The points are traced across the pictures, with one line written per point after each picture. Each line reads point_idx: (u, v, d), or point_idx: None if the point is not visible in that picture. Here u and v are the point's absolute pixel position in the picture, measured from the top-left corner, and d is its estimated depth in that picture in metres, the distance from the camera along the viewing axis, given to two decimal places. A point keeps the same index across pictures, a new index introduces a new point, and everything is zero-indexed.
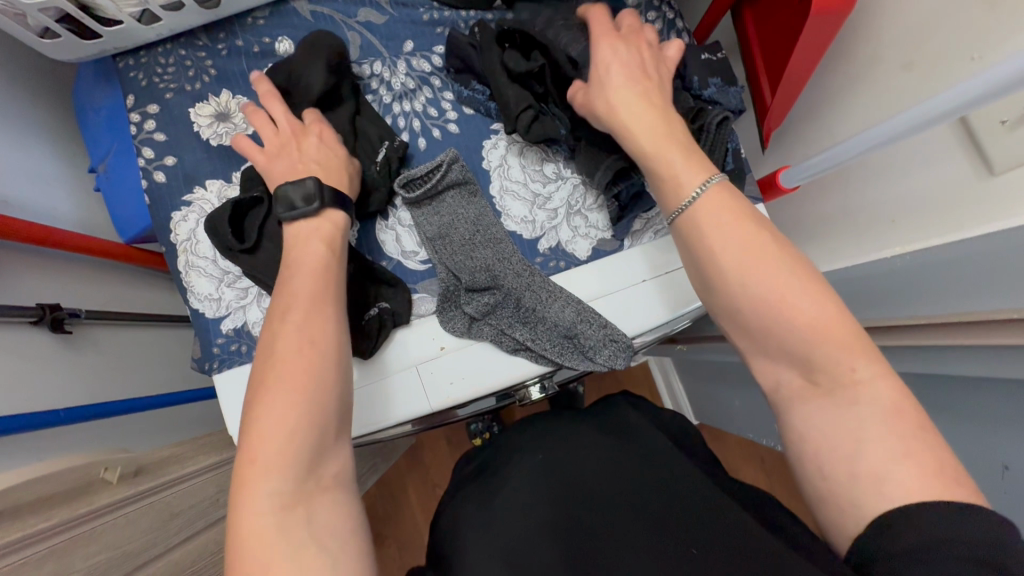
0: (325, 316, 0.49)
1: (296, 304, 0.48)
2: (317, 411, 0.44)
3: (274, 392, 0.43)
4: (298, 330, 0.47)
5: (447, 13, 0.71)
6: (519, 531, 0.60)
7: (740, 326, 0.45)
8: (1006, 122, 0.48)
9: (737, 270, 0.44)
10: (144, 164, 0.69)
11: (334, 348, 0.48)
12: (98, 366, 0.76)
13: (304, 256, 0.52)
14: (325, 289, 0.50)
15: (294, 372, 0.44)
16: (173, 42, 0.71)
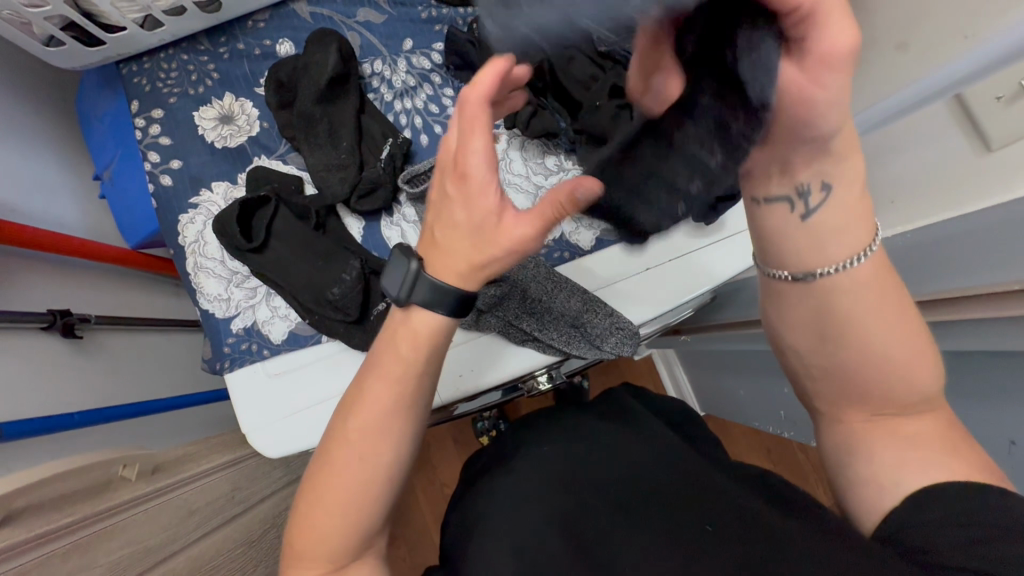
0: (398, 426, 0.40)
1: (370, 407, 0.40)
2: (364, 514, 0.39)
3: (328, 482, 0.39)
4: (365, 437, 0.39)
5: (445, 10, 0.72)
6: (530, 518, 0.60)
7: (823, 368, 0.40)
8: (1002, 98, 0.49)
9: (844, 322, 0.38)
10: (151, 168, 0.69)
11: (398, 460, 0.41)
12: (109, 371, 0.77)
13: (407, 339, 0.40)
14: (412, 392, 0.40)
15: (348, 484, 0.39)
16: (175, 47, 0.72)
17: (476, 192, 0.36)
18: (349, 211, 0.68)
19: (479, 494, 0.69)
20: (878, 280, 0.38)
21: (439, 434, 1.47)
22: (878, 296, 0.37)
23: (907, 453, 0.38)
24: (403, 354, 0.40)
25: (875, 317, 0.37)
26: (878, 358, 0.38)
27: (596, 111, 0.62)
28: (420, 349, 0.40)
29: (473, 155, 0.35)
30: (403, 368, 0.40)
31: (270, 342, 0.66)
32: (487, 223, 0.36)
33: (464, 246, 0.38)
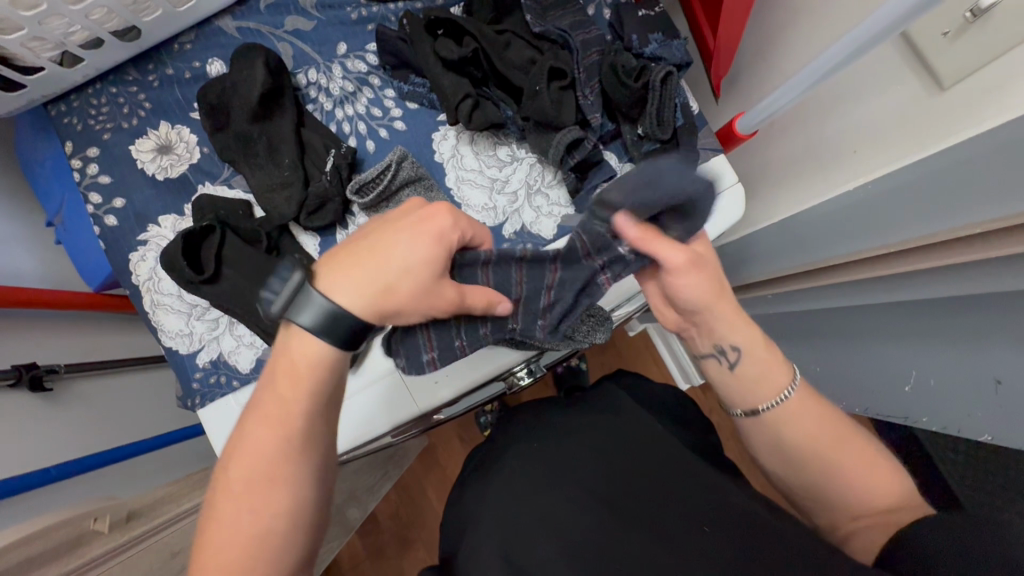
0: (287, 479, 0.40)
1: (251, 463, 0.40)
2: (275, 555, 0.40)
3: (224, 534, 0.39)
4: (253, 485, 0.40)
5: (375, 8, 0.70)
6: (518, 517, 0.60)
7: (794, 476, 0.51)
8: (949, 34, 0.48)
9: (801, 443, 0.49)
10: (93, 210, 0.67)
11: (298, 509, 0.41)
12: (87, 419, 0.76)
13: (292, 373, 0.41)
14: (299, 433, 0.41)
15: (231, 543, 0.39)
16: (102, 81, 0.70)
17: (419, 248, 0.40)
18: (302, 229, 0.66)
19: (472, 496, 0.69)
20: (808, 410, 0.50)
21: (442, 434, 1.47)
22: (799, 414, 0.50)
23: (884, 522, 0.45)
24: (284, 393, 0.41)
25: (802, 421, 0.50)
26: (818, 457, 0.49)
27: (539, 98, 0.60)
28: (303, 394, 0.41)
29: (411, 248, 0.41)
30: (287, 414, 0.40)
31: (238, 372, 0.65)
32: (421, 279, 0.41)
33: (389, 279, 0.40)
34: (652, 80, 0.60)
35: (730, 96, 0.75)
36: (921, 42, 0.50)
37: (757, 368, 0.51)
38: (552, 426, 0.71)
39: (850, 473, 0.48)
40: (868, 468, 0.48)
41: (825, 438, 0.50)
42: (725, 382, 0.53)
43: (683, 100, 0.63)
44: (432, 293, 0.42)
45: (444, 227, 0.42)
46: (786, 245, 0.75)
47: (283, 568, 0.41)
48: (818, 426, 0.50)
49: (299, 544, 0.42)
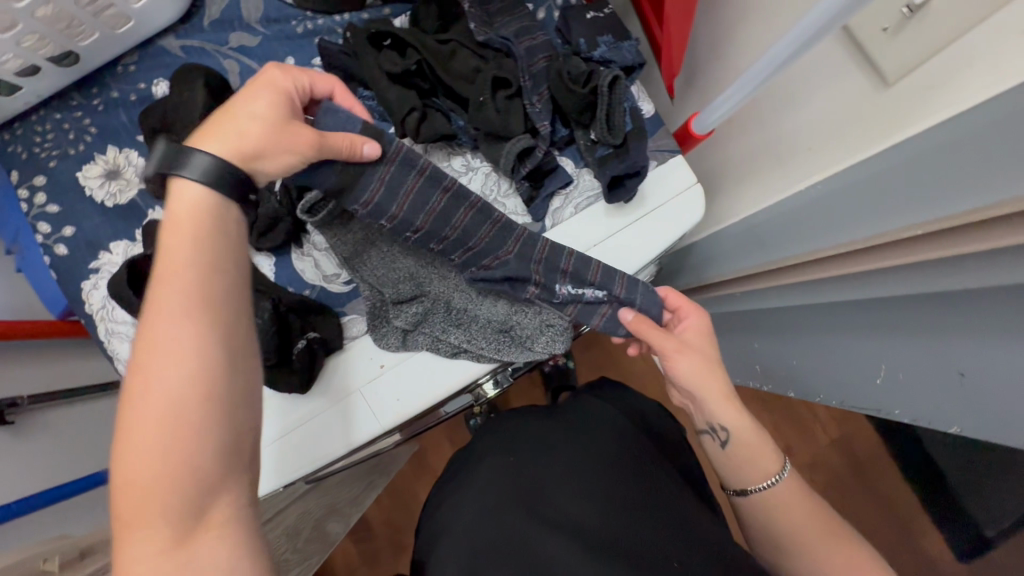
0: (197, 333, 0.38)
1: (152, 321, 0.38)
2: (196, 427, 0.37)
3: (136, 409, 0.36)
4: (163, 353, 0.37)
5: (320, 20, 0.68)
6: (494, 540, 0.59)
7: (779, 552, 0.56)
8: (888, 30, 0.46)
9: (789, 530, 0.54)
10: (43, 240, 0.66)
11: (212, 377, 0.38)
12: (53, 450, 0.75)
13: (175, 244, 0.40)
14: (203, 293, 0.40)
15: (144, 412, 0.36)
16: (46, 107, 0.68)
17: (257, 96, 0.44)
18: (256, 250, 0.66)
19: (443, 510, 0.68)
20: (798, 495, 0.56)
21: (431, 439, 1.47)
22: (800, 497, 0.55)
23: None
24: (177, 253, 0.40)
25: (788, 510, 0.55)
26: (807, 543, 0.53)
27: (485, 108, 0.60)
28: (196, 245, 0.41)
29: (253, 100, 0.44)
30: (183, 275, 0.39)
31: None
32: (273, 116, 0.44)
33: (243, 119, 0.43)
34: (601, 85, 0.59)
35: (687, 94, 0.74)
36: (862, 38, 0.49)
37: (754, 445, 0.57)
38: (527, 438, 0.70)
39: (844, 562, 0.51)
40: (848, 553, 0.52)
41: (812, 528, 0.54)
42: (720, 462, 0.59)
43: (633, 104, 0.63)
44: (286, 127, 0.45)
45: (288, 73, 0.48)
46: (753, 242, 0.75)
47: (204, 449, 0.37)
48: (816, 516, 0.55)
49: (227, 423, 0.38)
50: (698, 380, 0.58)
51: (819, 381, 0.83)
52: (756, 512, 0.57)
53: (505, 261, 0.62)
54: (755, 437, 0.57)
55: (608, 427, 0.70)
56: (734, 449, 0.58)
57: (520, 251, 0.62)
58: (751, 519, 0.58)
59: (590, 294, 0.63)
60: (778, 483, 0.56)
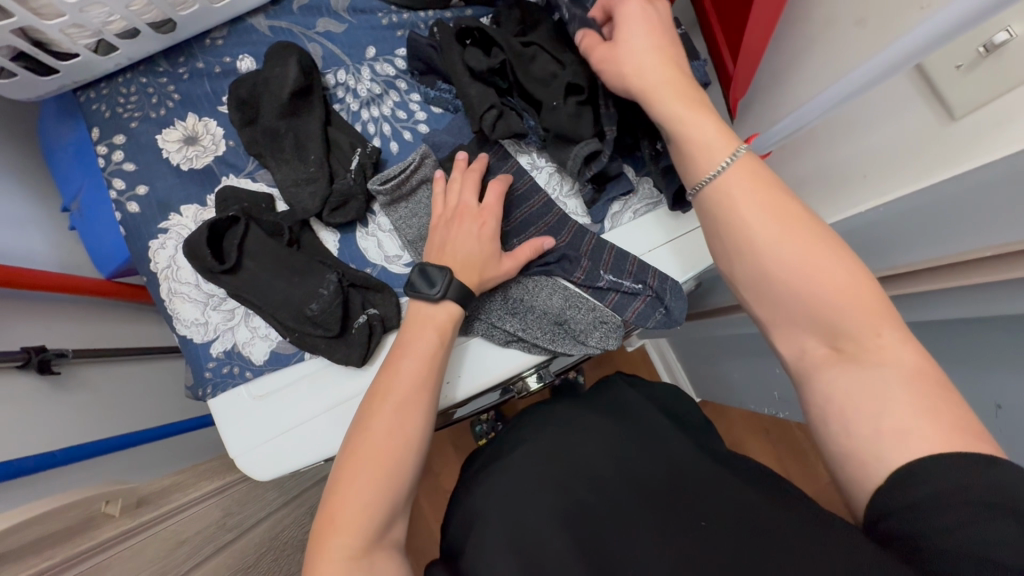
0: (421, 402, 0.53)
1: (399, 386, 0.53)
2: (399, 464, 0.50)
3: (373, 434, 0.50)
4: (399, 405, 0.52)
5: (406, 15, 0.72)
6: (530, 515, 0.59)
7: (758, 294, 0.47)
8: (962, 67, 0.49)
9: (761, 242, 0.46)
10: (116, 196, 0.68)
11: (421, 434, 0.52)
12: (92, 405, 0.75)
13: (418, 338, 0.56)
14: (430, 376, 0.55)
15: (390, 440, 0.50)
16: (133, 71, 0.71)
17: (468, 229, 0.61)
18: (322, 225, 0.67)
19: (476, 494, 0.67)
20: (753, 178, 0.48)
21: (438, 441, 1.47)
22: (789, 232, 0.45)
23: (876, 398, 0.41)
24: (421, 339, 0.56)
25: (761, 218, 0.46)
26: (800, 279, 0.44)
27: (563, 110, 0.62)
28: (437, 341, 0.56)
29: (466, 227, 0.61)
30: (423, 358, 0.55)
31: (251, 363, 0.65)
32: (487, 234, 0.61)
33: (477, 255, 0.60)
34: None
35: (746, 117, 0.78)
36: (935, 74, 0.52)
37: (696, 140, 0.51)
38: (558, 426, 0.71)
39: (836, 299, 0.43)
40: (840, 275, 0.44)
41: (805, 253, 0.45)
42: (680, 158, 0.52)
43: None
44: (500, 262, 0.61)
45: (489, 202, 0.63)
46: None
47: (398, 489, 0.50)
48: (790, 219, 0.46)
49: (414, 473, 0.51)
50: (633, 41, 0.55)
51: None
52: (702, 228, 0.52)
53: (560, 248, 0.67)
54: (713, 141, 0.50)
55: (638, 415, 0.72)
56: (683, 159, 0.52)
57: (572, 241, 0.67)
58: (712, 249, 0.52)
59: (628, 284, 0.67)
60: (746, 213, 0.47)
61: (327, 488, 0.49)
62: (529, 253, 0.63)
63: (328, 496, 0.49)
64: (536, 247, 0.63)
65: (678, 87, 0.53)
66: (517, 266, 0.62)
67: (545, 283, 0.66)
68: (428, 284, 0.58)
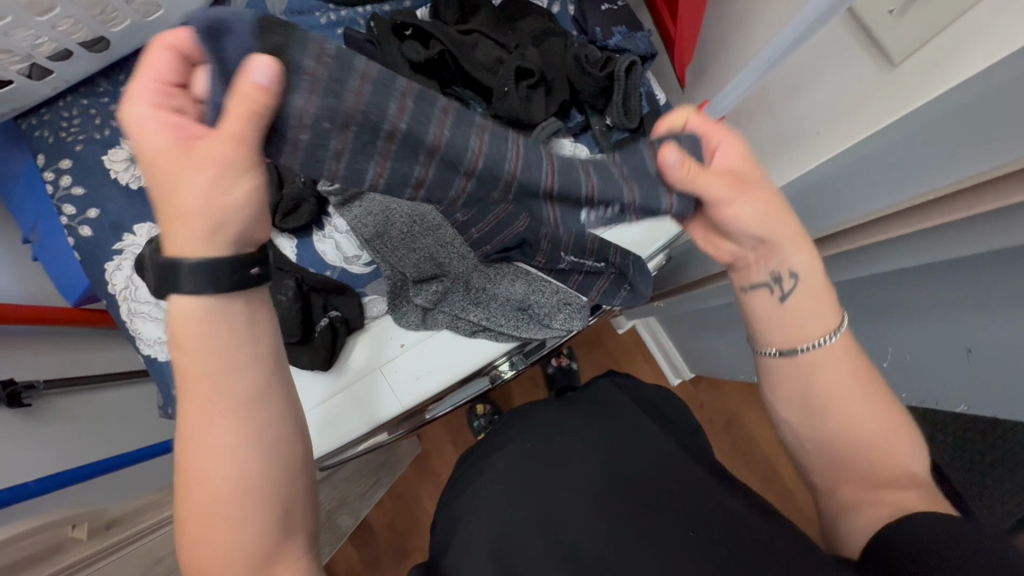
0: (231, 433, 0.34)
1: (185, 430, 0.34)
2: (237, 522, 0.34)
3: (188, 496, 0.34)
4: (199, 449, 0.34)
5: (344, 12, 0.70)
6: (510, 520, 0.58)
7: (817, 444, 0.45)
8: (894, 11, 0.48)
9: (830, 395, 0.43)
10: (67, 221, 0.67)
11: (248, 470, 0.34)
12: (70, 434, 0.75)
13: (177, 355, 0.34)
14: (219, 391, 0.34)
15: (206, 498, 0.34)
16: (73, 93, 0.70)
17: (145, 140, 0.31)
18: (278, 232, 0.67)
19: (463, 497, 0.67)
20: (850, 360, 0.43)
21: (436, 441, 1.46)
22: (853, 391, 0.43)
23: (891, 501, 0.41)
24: (178, 352, 0.34)
25: (849, 399, 0.43)
26: (860, 430, 0.43)
27: (507, 98, 0.61)
28: (197, 343, 0.33)
29: (150, 138, 0.31)
30: (191, 374, 0.34)
31: None
32: (169, 127, 0.32)
33: (214, 190, 0.31)
34: (618, 70, 0.62)
35: (698, 86, 0.77)
36: (868, 18, 0.51)
37: (809, 308, 0.43)
38: (545, 426, 0.70)
39: (887, 456, 0.42)
40: (888, 417, 0.43)
41: (863, 399, 0.43)
42: (757, 315, 0.45)
43: (649, 90, 0.66)
44: (221, 139, 0.32)
45: (140, 107, 0.32)
46: None
47: (251, 547, 0.35)
48: (868, 388, 0.43)
49: (266, 516, 0.35)
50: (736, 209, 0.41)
51: None
52: (768, 380, 0.46)
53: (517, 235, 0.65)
54: (825, 310, 0.43)
55: (620, 413, 0.71)
56: (766, 324, 0.45)
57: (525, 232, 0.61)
58: (770, 395, 0.47)
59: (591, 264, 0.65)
60: (823, 362, 0.43)
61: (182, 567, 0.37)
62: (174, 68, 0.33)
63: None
64: (247, 91, 0.32)
65: (799, 243, 0.43)
66: (236, 132, 0.32)
67: (507, 270, 0.66)
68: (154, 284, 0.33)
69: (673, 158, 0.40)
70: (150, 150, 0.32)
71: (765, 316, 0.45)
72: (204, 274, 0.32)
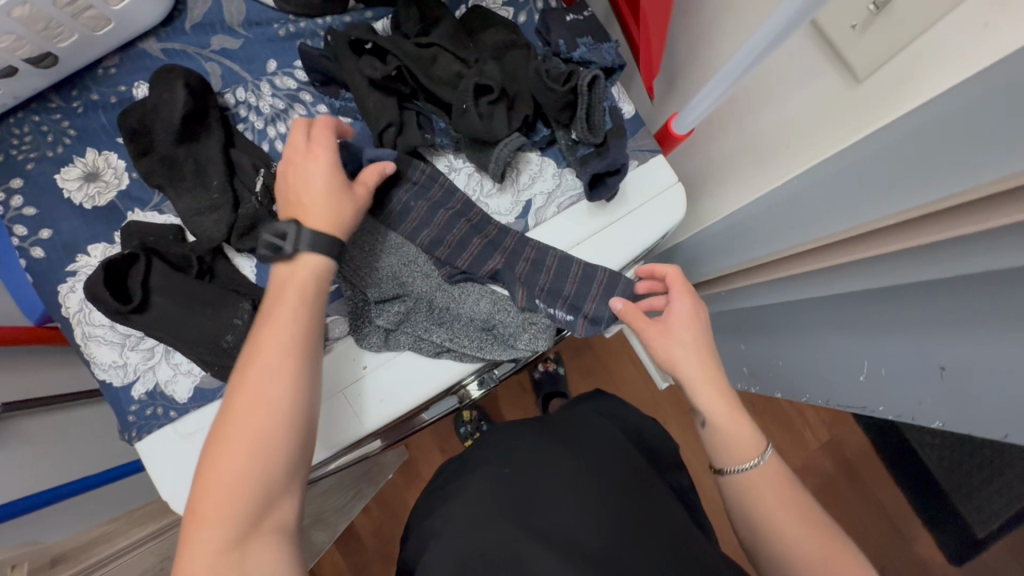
0: (293, 372, 0.49)
1: (259, 361, 0.49)
2: (268, 439, 0.46)
3: (239, 414, 0.47)
4: (262, 379, 0.48)
5: (303, 23, 0.69)
6: (484, 548, 0.55)
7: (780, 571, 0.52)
8: (857, 27, 0.47)
9: (769, 518, 0.53)
10: (19, 242, 0.65)
11: (290, 403, 0.48)
12: (29, 458, 0.73)
13: (278, 307, 0.52)
14: (296, 340, 0.51)
15: (254, 418, 0.47)
16: (24, 109, 0.68)
17: (310, 176, 0.55)
18: (237, 251, 0.65)
19: (431, 520, 0.64)
20: (779, 485, 0.54)
21: (420, 449, 1.45)
22: (784, 509, 0.52)
23: None
24: (281, 302, 0.52)
25: (784, 518, 0.52)
26: (795, 546, 0.51)
27: (468, 115, 0.60)
28: (304, 294, 0.53)
29: (311, 174, 0.55)
30: (286, 321, 0.51)
31: (176, 402, 0.63)
32: (326, 170, 0.55)
33: (340, 211, 0.55)
34: (580, 84, 0.60)
35: (669, 96, 0.76)
36: (833, 33, 0.49)
37: (734, 434, 0.56)
38: (522, 448, 0.67)
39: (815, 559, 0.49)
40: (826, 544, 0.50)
41: (793, 514, 0.52)
42: (708, 443, 0.58)
43: (612, 104, 0.65)
44: (353, 192, 0.56)
45: (318, 150, 0.56)
46: (732, 243, 0.76)
47: (274, 464, 0.46)
48: (794, 508, 0.53)
49: (292, 441, 0.48)
50: (671, 349, 0.59)
51: (806, 382, 0.84)
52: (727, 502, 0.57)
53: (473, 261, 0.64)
54: (749, 440, 0.55)
55: (601, 441, 0.68)
56: (710, 444, 0.58)
57: (529, 275, 0.64)
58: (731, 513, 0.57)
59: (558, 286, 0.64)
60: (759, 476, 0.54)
61: (193, 487, 0.46)
62: (337, 125, 0.59)
63: (195, 495, 0.45)
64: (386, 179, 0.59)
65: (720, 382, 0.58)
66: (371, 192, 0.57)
67: (471, 289, 0.65)
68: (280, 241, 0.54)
69: (619, 307, 0.61)
70: (309, 180, 0.55)
71: (713, 443, 0.57)
72: (317, 242, 0.53)
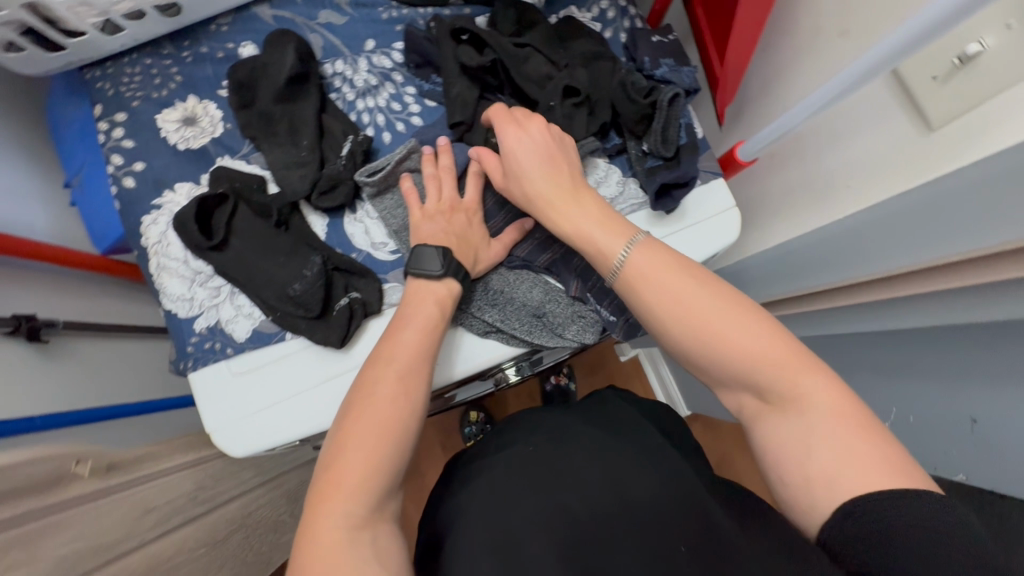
0: (423, 373, 0.54)
1: (401, 356, 0.53)
2: (402, 430, 0.50)
3: (380, 400, 0.50)
4: (402, 373, 0.52)
5: (405, 10, 0.74)
6: (518, 520, 0.57)
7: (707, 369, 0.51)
8: (938, 77, 0.50)
9: (663, 321, 0.51)
10: (114, 170, 0.70)
11: (421, 404, 0.52)
12: (79, 376, 0.76)
13: (417, 313, 0.57)
14: (430, 347, 0.56)
15: (394, 407, 0.50)
16: (139, 52, 0.73)
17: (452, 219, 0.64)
18: (312, 209, 0.69)
19: (458, 493, 0.66)
20: (658, 267, 0.52)
21: (425, 441, 1.46)
22: (683, 302, 0.50)
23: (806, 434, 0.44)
24: (420, 311, 0.57)
25: (686, 311, 0.50)
26: (722, 347, 0.48)
27: (552, 112, 0.64)
28: (439, 309, 0.58)
29: (456, 219, 0.64)
30: (424, 327, 0.56)
31: (233, 340, 0.66)
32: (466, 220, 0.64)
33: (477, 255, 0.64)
34: (661, 99, 0.63)
35: (734, 126, 0.80)
36: (912, 81, 0.52)
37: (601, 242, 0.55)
38: (552, 430, 0.69)
39: (722, 340, 0.48)
40: (744, 322, 0.48)
41: (700, 307, 0.50)
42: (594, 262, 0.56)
43: (689, 121, 0.68)
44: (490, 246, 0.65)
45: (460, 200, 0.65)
46: (777, 273, 0.78)
47: (400, 457, 0.49)
48: (684, 296, 0.51)
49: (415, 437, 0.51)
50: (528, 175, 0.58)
51: None
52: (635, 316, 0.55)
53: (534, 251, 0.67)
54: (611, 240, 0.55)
55: (629, 425, 0.70)
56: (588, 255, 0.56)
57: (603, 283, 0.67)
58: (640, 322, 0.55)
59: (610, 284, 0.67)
60: (640, 278, 0.52)
61: (324, 461, 0.48)
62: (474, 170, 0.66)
63: (326, 469, 0.47)
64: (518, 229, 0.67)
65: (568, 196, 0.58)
66: (503, 248, 0.66)
67: (526, 277, 0.67)
68: (428, 265, 0.60)
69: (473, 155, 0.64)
70: (454, 222, 0.64)
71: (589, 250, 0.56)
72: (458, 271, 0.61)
